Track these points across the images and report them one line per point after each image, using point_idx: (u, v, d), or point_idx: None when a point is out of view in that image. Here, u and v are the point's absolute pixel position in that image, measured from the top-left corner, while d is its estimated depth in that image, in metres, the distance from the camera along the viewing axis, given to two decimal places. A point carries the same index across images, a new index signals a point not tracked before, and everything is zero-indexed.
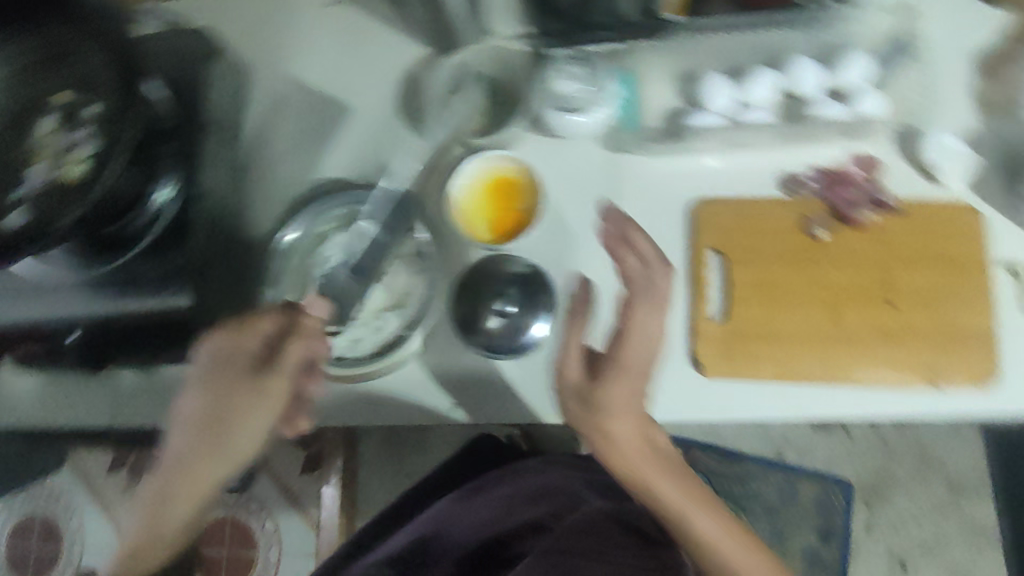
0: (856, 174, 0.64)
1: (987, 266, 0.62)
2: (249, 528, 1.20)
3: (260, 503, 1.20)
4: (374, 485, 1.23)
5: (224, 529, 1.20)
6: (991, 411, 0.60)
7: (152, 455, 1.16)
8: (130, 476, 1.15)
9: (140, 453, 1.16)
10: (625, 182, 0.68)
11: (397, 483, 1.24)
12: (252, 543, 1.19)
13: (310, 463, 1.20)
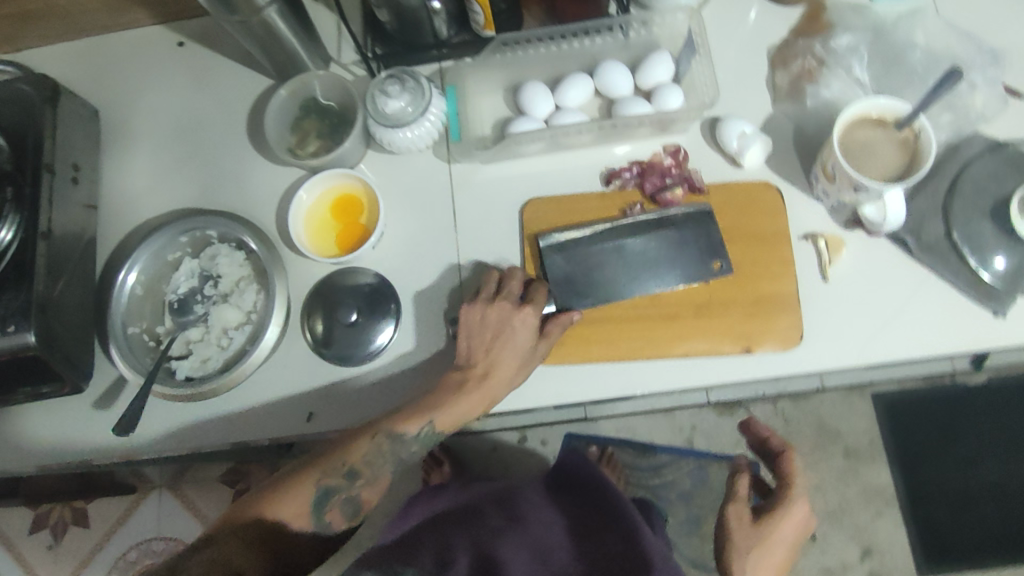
0: (666, 163, 0.70)
1: (788, 238, 0.67)
2: None
3: None
4: None
5: None
6: (808, 369, 0.65)
7: (76, 510, 1.16)
8: (54, 535, 1.16)
9: (65, 509, 1.16)
10: (460, 189, 0.72)
11: None
12: None
13: None
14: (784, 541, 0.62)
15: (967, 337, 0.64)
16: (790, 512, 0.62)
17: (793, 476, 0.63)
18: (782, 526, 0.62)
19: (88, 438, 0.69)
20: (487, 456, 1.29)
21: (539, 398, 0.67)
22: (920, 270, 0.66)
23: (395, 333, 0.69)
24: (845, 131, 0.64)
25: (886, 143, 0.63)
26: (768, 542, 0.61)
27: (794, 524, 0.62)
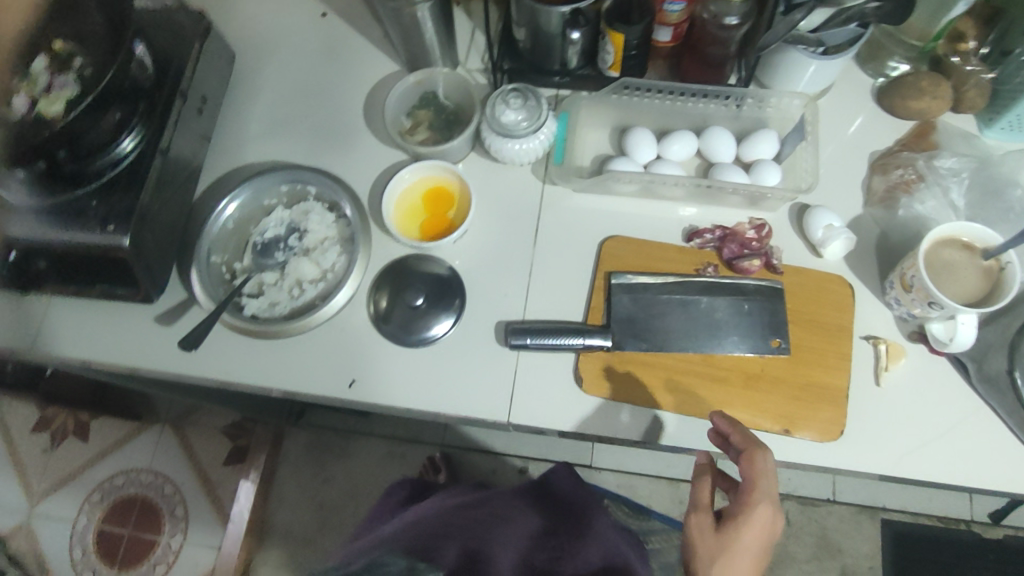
0: (749, 234, 0.71)
1: (851, 335, 0.68)
2: (159, 512, 1.27)
3: (176, 487, 1.28)
4: (288, 486, 1.30)
5: (134, 508, 1.28)
6: (841, 466, 0.65)
7: (84, 422, 1.33)
8: (56, 437, 1.32)
9: (69, 417, 1.33)
10: (546, 209, 0.75)
11: (314, 486, 1.30)
12: (158, 530, 1.26)
13: (233, 454, 1.31)
14: (750, 550, 0.56)
15: (1004, 479, 0.64)
16: (752, 520, 0.56)
17: (754, 478, 0.57)
18: (750, 538, 0.56)
19: (136, 350, 0.72)
20: (486, 476, 1.29)
21: (571, 425, 0.68)
22: (975, 400, 0.66)
23: (451, 327, 0.71)
24: (933, 247, 0.65)
25: (972, 268, 0.64)
26: (732, 559, 0.55)
27: (760, 532, 0.56)
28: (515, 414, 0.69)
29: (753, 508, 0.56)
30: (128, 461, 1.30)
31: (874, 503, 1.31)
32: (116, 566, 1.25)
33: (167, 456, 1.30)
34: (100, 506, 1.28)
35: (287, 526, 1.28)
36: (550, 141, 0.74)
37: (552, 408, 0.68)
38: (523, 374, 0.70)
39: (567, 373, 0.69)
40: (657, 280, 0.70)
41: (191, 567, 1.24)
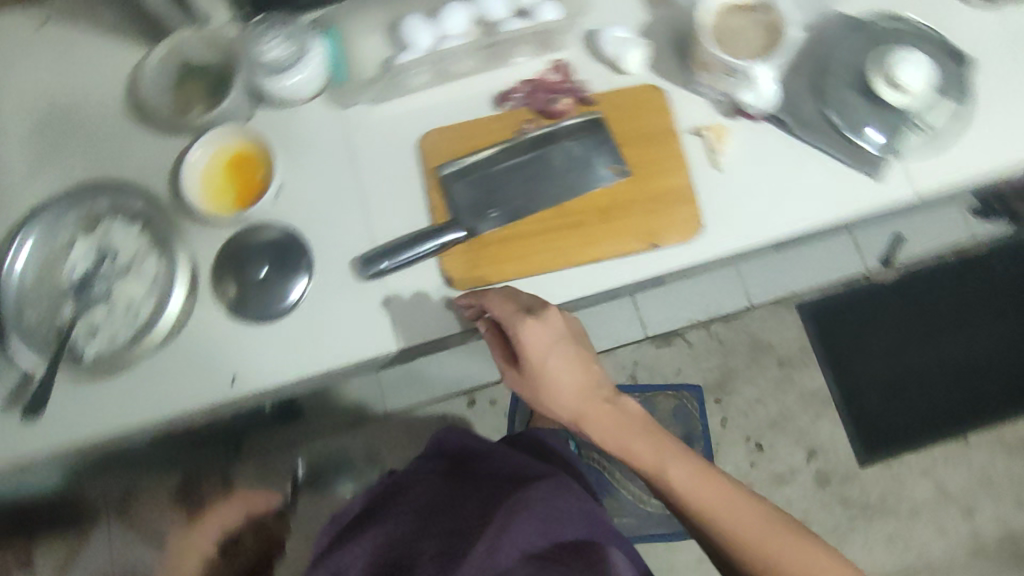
0: (553, 78, 0.71)
1: (678, 134, 0.70)
2: None
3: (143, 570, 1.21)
4: None
5: None
6: (711, 255, 0.68)
7: (25, 544, 1.23)
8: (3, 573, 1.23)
9: (15, 545, 1.23)
10: (355, 132, 0.72)
11: None
12: None
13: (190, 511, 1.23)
14: (547, 357, 0.60)
15: (849, 206, 0.68)
16: (536, 344, 0.59)
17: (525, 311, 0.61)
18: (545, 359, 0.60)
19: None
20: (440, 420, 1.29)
21: (462, 324, 0.67)
22: (802, 147, 0.69)
23: (308, 284, 0.69)
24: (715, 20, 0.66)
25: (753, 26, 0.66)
26: (538, 383, 0.61)
27: (542, 347, 0.60)
28: (404, 338, 0.67)
29: (521, 336, 0.59)
30: (85, 564, 1.22)
31: (786, 293, 1.41)
32: None
33: (123, 543, 1.22)
34: None
35: None
36: (325, 61, 0.70)
37: (437, 316, 0.67)
38: (396, 297, 0.68)
39: (436, 278, 0.68)
40: (483, 157, 0.69)
41: None
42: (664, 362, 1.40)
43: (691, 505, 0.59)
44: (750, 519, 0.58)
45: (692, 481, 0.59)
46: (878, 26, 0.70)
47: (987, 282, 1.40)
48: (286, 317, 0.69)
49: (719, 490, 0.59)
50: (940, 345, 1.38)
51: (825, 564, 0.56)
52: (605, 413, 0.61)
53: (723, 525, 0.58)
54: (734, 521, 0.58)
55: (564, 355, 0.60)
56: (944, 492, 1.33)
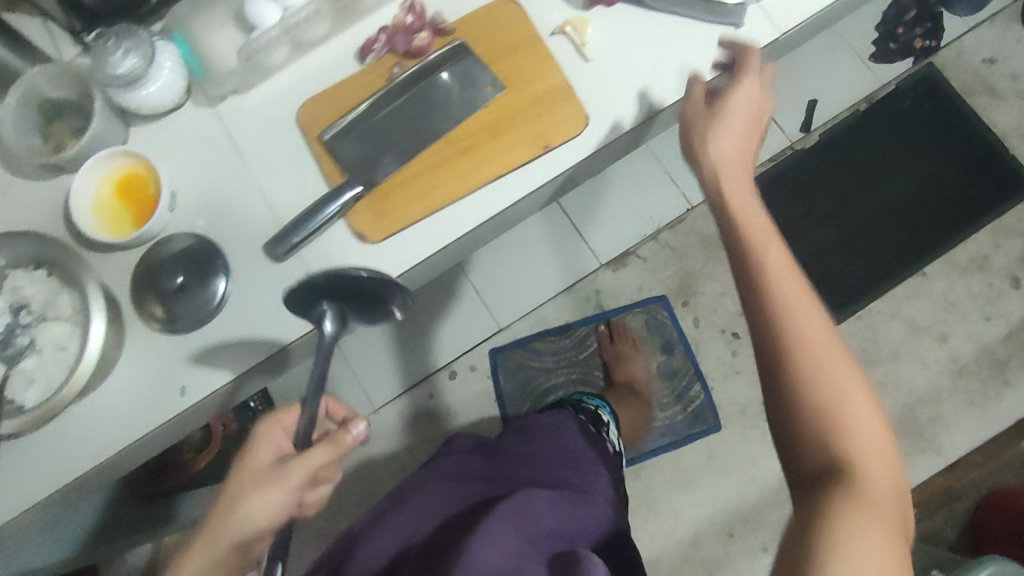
0: (409, 20, 0.71)
1: (540, 38, 0.71)
2: None
3: None
4: None
5: None
6: (606, 140, 0.68)
7: None
8: None
9: None
10: (234, 124, 0.72)
11: None
12: None
13: None
14: (739, 116, 0.64)
15: (722, 55, 0.69)
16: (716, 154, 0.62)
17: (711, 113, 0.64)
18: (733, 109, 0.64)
19: None
20: None
21: (386, 273, 0.68)
22: (662, 15, 0.71)
23: (227, 281, 0.69)
24: None
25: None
26: (715, 150, 0.62)
27: (732, 121, 0.63)
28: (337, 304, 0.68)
29: (729, 93, 0.64)
30: None
31: None
32: None
33: None
34: None
35: None
36: (180, 63, 0.70)
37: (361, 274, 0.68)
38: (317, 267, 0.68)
39: (350, 238, 0.69)
40: (361, 111, 0.70)
41: None
42: (624, 283, 1.43)
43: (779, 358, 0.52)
44: (859, 399, 0.50)
45: (812, 337, 0.52)
46: None
47: (902, 121, 1.44)
48: (217, 318, 0.69)
49: (813, 320, 0.53)
50: (876, 190, 1.42)
51: (854, 445, 0.49)
52: (749, 205, 0.60)
53: (829, 373, 0.51)
54: (814, 394, 0.51)
55: (746, 138, 0.64)
56: (917, 327, 1.38)
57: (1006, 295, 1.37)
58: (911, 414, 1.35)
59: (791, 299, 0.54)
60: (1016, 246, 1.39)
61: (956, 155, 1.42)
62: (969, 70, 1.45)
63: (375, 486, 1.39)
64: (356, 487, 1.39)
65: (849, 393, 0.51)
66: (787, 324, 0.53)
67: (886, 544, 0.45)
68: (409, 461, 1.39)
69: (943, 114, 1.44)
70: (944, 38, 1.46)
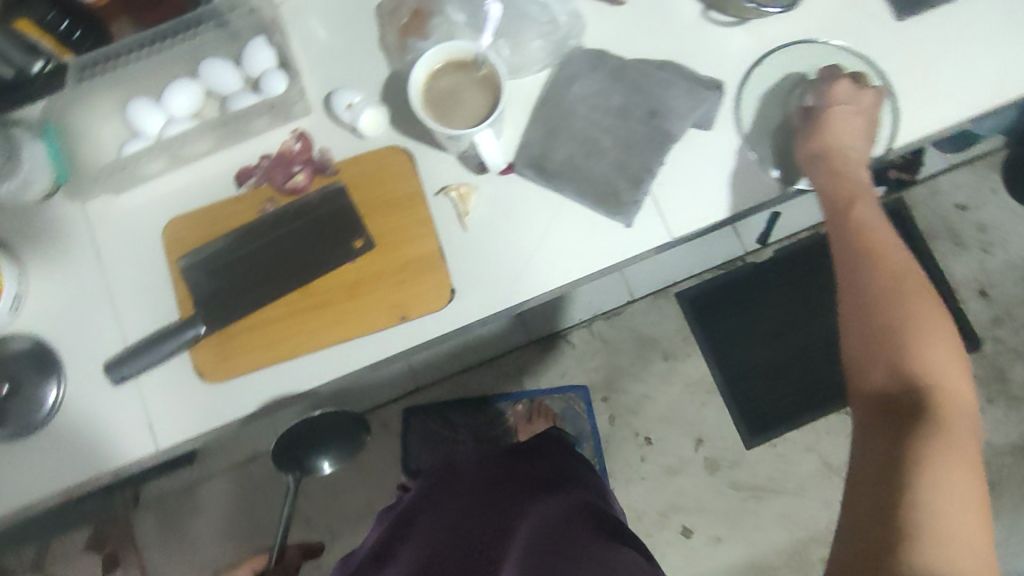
0: (294, 149, 0.68)
1: (422, 197, 0.67)
2: None
3: None
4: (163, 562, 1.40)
5: None
6: (465, 321, 0.66)
7: None
8: None
9: None
10: (97, 226, 0.69)
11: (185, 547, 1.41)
12: None
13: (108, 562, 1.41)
14: (828, 132, 0.63)
15: (602, 253, 0.67)
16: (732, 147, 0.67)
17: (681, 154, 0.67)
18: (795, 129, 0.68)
19: None
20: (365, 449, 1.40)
21: (220, 418, 0.66)
22: (552, 195, 0.67)
23: (59, 395, 0.67)
24: (428, 83, 0.63)
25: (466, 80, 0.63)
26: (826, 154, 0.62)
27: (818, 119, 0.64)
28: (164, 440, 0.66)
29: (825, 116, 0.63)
30: None
31: (664, 284, 1.41)
32: None
33: None
34: None
35: None
36: (42, 163, 0.66)
37: (193, 414, 0.66)
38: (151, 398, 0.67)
39: (189, 374, 0.66)
40: (222, 244, 0.66)
41: None
42: (547, 367, 1.41)
43: (849, 281, 0.54)
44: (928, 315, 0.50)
45: (871, 243, 0.56)
46: (619, 61, 0.68)
47: None
48: (42, 431, 0.67)
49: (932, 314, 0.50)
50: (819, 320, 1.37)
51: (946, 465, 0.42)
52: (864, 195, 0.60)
53: (927, 352, 0.48)
54: (889, 313, 0.51)
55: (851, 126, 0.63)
56: (829, 465, 1.36)
57: None
58: (803, 550, 1.35)
59: (865, 245, 0.56)
60: None
61: None
62: (938, 212, 1.41)
63: (267, 522, 1.40)
64: (249, 520, 1.41)
65: (924, 318, 0.50)
66: (898, 308, 0.50)
67: (972, 482, 0.42)
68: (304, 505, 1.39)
69: None
70: (921, 173, 1.41)
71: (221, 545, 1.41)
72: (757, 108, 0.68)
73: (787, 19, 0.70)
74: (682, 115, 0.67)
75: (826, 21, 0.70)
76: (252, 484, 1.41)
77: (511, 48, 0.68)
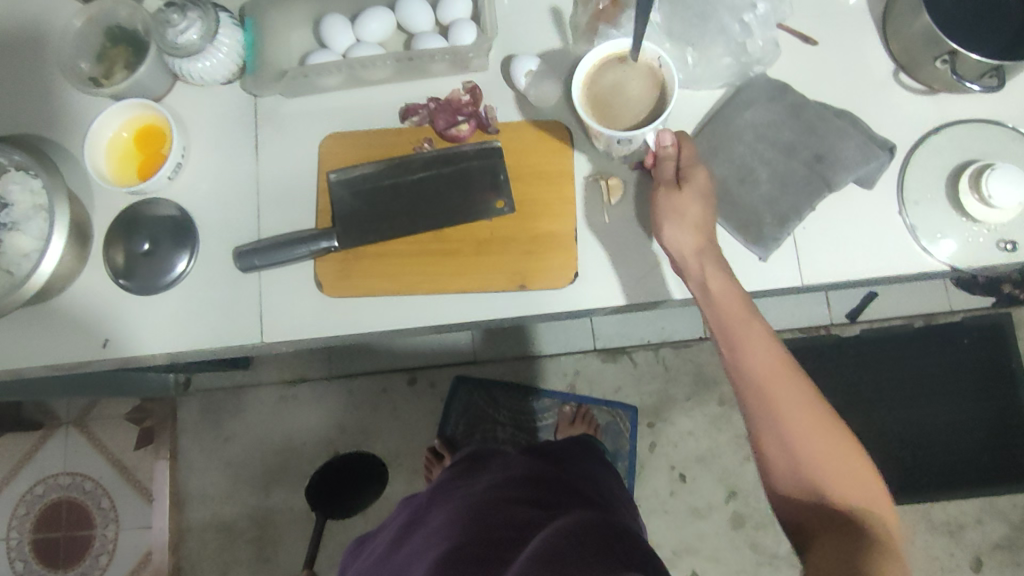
0: (462, 100, 0.70)
1: (570, 177, 0.69)
2: (92, 506, 1.47)
3: (100, 478, 1.47)
4: (196, 454, 1.45)
5: (67, 504, 1.47)
6: (579, 306, 0.67)
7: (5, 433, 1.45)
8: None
9: None
10: (264, 121, 0.72)
11: (217, 446, 1.45)
12: (95, 522, 1.46)
13: (144, 437, 1.48)
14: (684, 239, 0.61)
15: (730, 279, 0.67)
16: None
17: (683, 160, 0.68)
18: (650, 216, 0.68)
19: None
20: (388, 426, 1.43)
21: (324, 329, 0.69)
22: None
23: (188, 265, 0.70)
24: (613, 58, 0.64)
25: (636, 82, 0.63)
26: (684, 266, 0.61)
27: (675, 211, 0.62)
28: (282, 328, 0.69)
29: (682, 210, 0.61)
30: (48, 465, 1.48)
31: None
32: (65, 560, 1.46)
33: (86, 450, 1.49)
34: (43, 500, 1.48)
35: (203, 488, 1.45)
36: (237, 52, 0.70)
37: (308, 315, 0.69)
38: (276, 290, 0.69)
39: (308, 281, 0.69)
40: (372, 169, 0.69)
41: (136, 544, 1.45)
42: (604, 378, 1.39)
43: (750, 403, 0.54)
44: (828, 440, 0.51)
45: (764, 371, 0.54)
46: (801, 98, 0.67)
47: (955, 355, 1.33)
48: (165, 293, 0.71)
49: (832, 447, 0.51)
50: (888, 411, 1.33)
51: None
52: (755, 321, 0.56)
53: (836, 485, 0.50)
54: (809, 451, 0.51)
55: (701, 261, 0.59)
56: None
57: (962, 570, 1.31)
58: None
59: (751, 379, 0.54)
60: (997, 529, 1.31)
61: (989, 417, 1.31)
62: None
63: (298, 444, 1.44)
64: (283, 435, 1.44)
65: (829, 454, 0.51)
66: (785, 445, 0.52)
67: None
68: (337, 437, 1.43)
69: (994, 368, 1.33)
70: None
71: (251, 451, 1.45)
72: (923, 182, 0.67)
73: (976, 101, 0.68)
74: (847, 167, 0.65)
75: (1016, 113, 0.68)
76: (293, 404, 1.45)
77: (698, 58, 0.68)
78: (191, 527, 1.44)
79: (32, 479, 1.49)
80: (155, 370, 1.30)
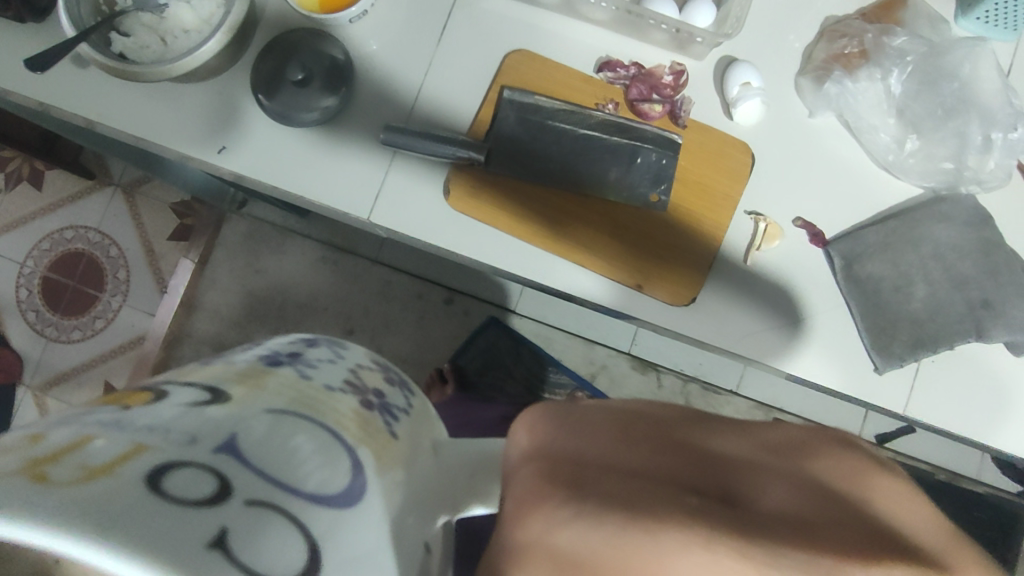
0: (665, 79, 0.66)
1: (732, 208, 0.65)
2: (105, 271, 1.33)
3: (122, 250, 1.34)
4: (224, 269, 1.32)
5: (73, 264, 1.34)
6: (680, 332, 0.65)
7: (38, 170, 1.35)
8: (11, 180, 1.36)
9: (27, 163, 1.36)
10: (461, 7, 0.68)
11: (245, 274, 1.32)
12: (102, 287, 1.33)
13: (180, 232, 1.35)
14: None
15: (839, 376, 0.64)
16: (564, 555, 0.29)
17: (584, 556, 0.29)
18: None
19: (20, 81, 0.68)
20: (399, 331, 1.30)
21: (436, 237, 0.66)
22: (837, 295, 0.65)
23: (330, 113, 0.66)
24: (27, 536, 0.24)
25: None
26: None
27: None
28: (272, 369, 0.39)
29: None
30: (77, 214, 1.35)
31: (771, 403, 1.25)
32: (54, 313, 1.33)
33: (116, 217, 1.35)
34: (47, 255, 1.34)
35: (216, 304, 1.31)
36: None
37: (354, 413, 0.38)
38: (232, 393, 0.34)
39: (439, 183, 0.66)
40: (550, 104, 0.65)
41: (127, 328, 1.32)
42: (628, 386, 1.27)
43: None
44: None
45: None
46: (995, 235, 0.64)
47: None
48: (295, 129, 0.67)
49: None
50: None
51: None
52: None
53: None
54: None
55: None
56: None
57: None
58: None
59: None
60: None
61: None
62: None
63: (318, 308, 1.31)
64: (307, 293, 1.31)
65: None
66: None
67: None
68: (357, 317, 1.31)
69: None
70: None
71: (275, 293, 1.31)
72: None
73: None
74: (1009, 326, 0.61)
75: None
76: (332, 269, 1.31)
77: (918, 149, 0.64)
78: (192, 334, 1.30)
79: (45, 225, 1.35)
80: (216, 181, 1.18)
